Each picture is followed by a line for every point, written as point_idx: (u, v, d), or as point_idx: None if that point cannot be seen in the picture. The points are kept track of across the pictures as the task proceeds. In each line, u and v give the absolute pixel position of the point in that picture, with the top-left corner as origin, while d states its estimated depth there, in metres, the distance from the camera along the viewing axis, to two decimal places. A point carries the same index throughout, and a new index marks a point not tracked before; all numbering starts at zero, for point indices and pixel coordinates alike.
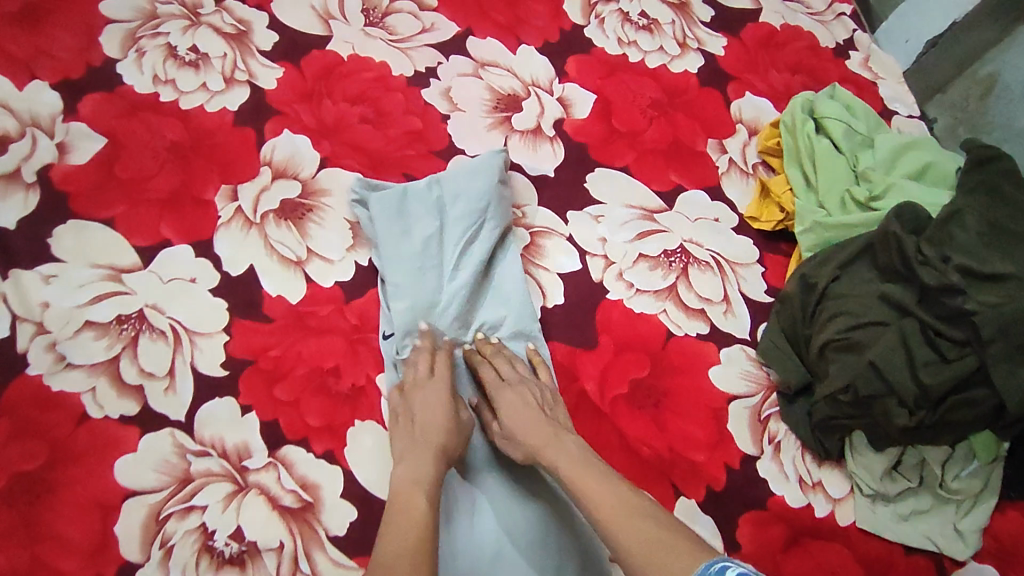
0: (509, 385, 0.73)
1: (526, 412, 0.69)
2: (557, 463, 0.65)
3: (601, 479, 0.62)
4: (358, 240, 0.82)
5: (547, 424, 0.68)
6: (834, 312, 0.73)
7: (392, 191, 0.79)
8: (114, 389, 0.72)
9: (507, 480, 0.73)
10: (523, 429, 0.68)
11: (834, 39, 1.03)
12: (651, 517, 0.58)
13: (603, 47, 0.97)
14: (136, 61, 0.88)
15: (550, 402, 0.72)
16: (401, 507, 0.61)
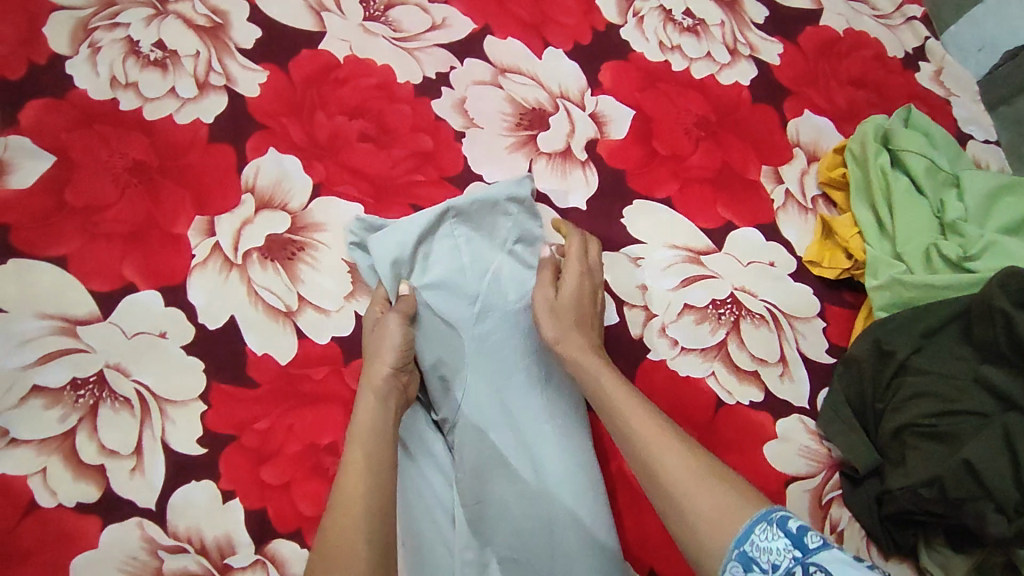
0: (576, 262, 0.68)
1: (584, 300, 0.67)
2: (593, 368, 0.61)
3: (640, 404, 0.56)
4: (356, 285, 0.70)
5: (592, 329, 0.66)
6: (915, 392, 0.64)
7: (392, 231, 0.67)
8: (68, 471, 0.59)
9: (514, 419, 0.65)
10: (572, 312, 0.65)
11: (902, 47, 0.92)
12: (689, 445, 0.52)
13: (642, 52, 0.84)
14: (90, 58, 0.72)
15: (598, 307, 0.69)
16: (350, 448, 0.56)
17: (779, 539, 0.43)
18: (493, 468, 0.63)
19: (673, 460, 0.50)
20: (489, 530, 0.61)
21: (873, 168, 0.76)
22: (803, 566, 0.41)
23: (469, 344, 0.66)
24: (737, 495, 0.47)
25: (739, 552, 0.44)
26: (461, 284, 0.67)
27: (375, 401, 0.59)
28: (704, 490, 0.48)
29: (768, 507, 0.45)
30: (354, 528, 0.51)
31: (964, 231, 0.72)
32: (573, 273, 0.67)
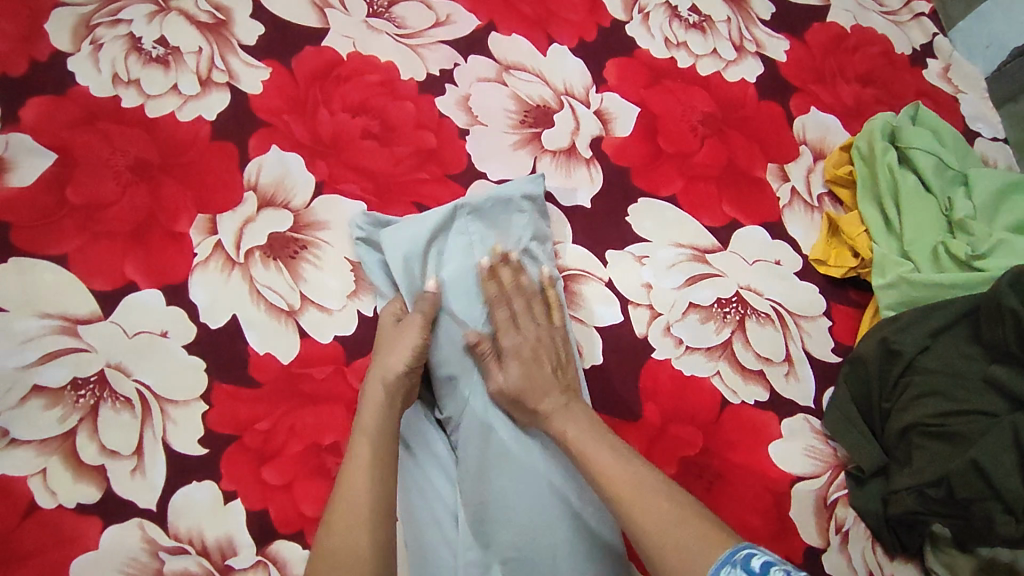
0: (521, 332, 0.64)
1: (533, 364, 0.62)
2: (565, 430, 0.59)
3: (613, 456, 0.56)
4: (360, 283, 0.70)
5: (554, 387, 0.62)
6: (921, 391, 0.63)
7: (404, 227, 0.67)
8: (69, 471, 0.59)
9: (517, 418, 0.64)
10: (528, 388, 0.61)
11: (910, 44, 0.91)
12: (666, 496, 0.53)
13: (648, 49, 0.83)
14: (92, 55, 0.71)
15: (565, 363, 0.65)
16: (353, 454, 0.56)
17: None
18: (495, 467, 0.63)
19: (649, 516, 0.52)
20: (491, 530, 0.61)
21: (879, 166, 0.76)
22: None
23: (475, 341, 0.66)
24: (705, 543, 0.49)
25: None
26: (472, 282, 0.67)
27: (381, 396, 0.59)
28: (675, 545, 0.49)
29: (733, 549, 0.48)
30: (358, 527, 0.51)
31: (972, 230, 0.72)
32: (512, 345, 0.64)
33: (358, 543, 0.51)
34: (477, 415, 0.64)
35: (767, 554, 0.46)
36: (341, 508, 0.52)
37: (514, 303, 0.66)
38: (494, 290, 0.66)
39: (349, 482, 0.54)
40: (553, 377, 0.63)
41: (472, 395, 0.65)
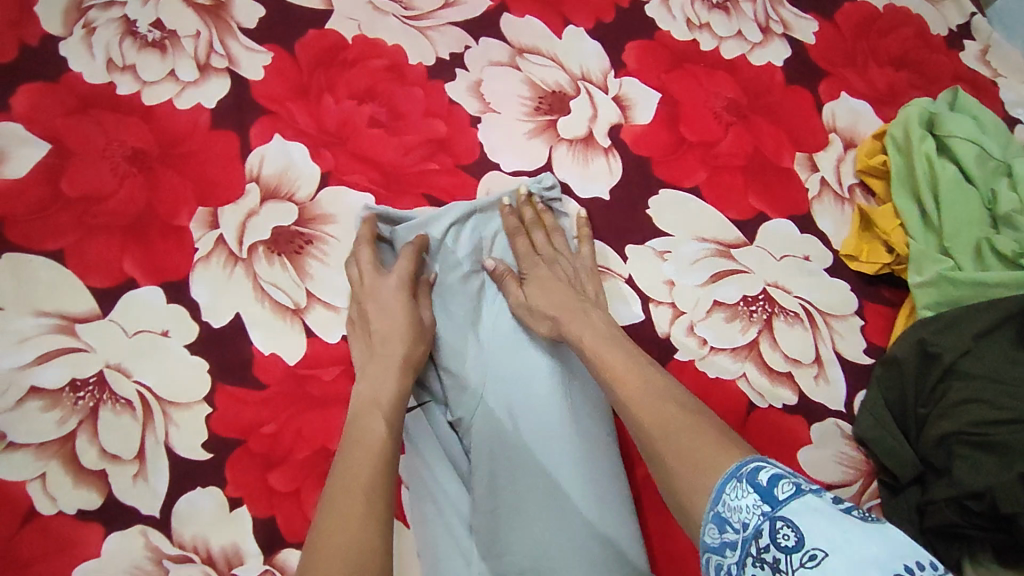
0: (544, 259, 0.66)
1: (554, 283, 0.64)
2: (581, 334, 0.59)
3: (627, 358, 0.55)
4: (359, 242, 0.65)
5: (575, 297, 0.62)
6: (963, 398, 0.60)
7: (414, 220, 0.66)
8: (68, 477, 0.56)
9: (536, 391, 0.62)
10: (548, 301, 0.62)
11: (946, 24, 0.86)
12: (676, 403, 0.50)
13: (669, 31, 0.79)
14: (85, 39, 0.68)
15: (586, 279, 0.66)
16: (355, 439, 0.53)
17: (748, 495, 0.40)
18: (509, 469, 0.60)
19: (657, 419, 0.49)
20: (511, 538, 0.58)
21: (917, 156, 0.72)
22: (772, 522, 0.38)
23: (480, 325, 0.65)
24: (712, 448, 0.45)
25: (713, 513, 0.41)
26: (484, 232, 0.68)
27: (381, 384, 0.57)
28: (678, 447, 0.46)
29: (741, 461, 0.43)
30: (355, 504, 0.48)
31: (1018, 225, 0.68)
32: (533, 269, 0.65)
33: (350, 522, 0.47)
34: (491, 400, 0.62)
35: (776, 466, 0.41)
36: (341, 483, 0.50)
37: (534, 236, 0.67)
38: (514, 223, 0.67)
39: (352, 456, 0.52)
40: (571, 298, 0.62)
41: (484, 398, 0.61)
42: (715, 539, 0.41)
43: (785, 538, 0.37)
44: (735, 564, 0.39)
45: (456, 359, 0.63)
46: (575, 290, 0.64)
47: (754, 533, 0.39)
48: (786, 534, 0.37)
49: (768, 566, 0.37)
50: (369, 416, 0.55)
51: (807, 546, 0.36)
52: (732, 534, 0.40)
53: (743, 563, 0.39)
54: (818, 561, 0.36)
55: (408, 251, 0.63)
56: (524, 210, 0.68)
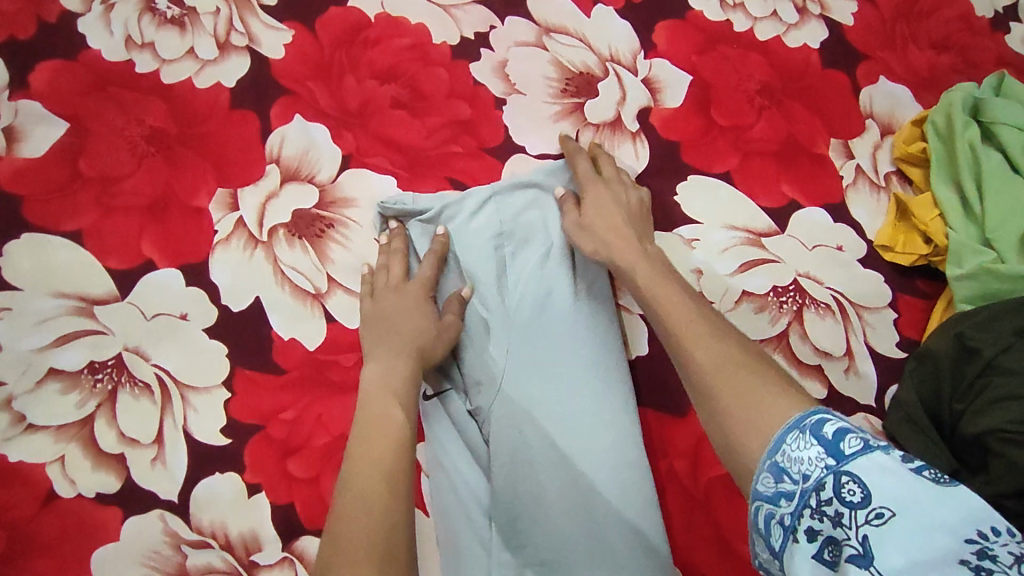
0: (603, 180, 0.65)
1: (614, 212, 0.62)
2: (635, 265, 0.58)
3: (683, 292, 0.54)
4: (391, 255, 0.64)
5: (630, 230, 0.61)
6: (1001, 394, 0.57)
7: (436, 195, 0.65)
8: (88, 460, 0.56)
9: (567, 377, 0.60)
10: (605, 225, 0.61)
11: (992, 5, 0.82)
12: (735, 344, 0.49)
13: (701, 11, 0.76)
14: (103, 16, 0.66)
15: (641, 215, 0.64)
16: (372, 421, 0.52)
17: (812, 447, 0.39)
18: (534, 464, 0.57)
19: (712, 353, 0.48)
20: (535, 534, 0.56)
21: (959, 143, 0.69)
22: (836, 476, 0.37)
23: (506, 300, 0.63)
24: (772, 393, 0.44)
25: (771, 463, 0.40)
26: (509, 204, 0.65)
27: (390, 360, 0.56)
28: (733, 383, 0.45)
29: (804, 413, 0.41)
30: (376, 488, 0.47)
31: None
32: (593, 191, 0.64)
33: (372, 510, 0.45)
34: (511, 392, 0.59)
35: (843, 419, 0.40)
36: (357, 467, 0.48)
37: (601, 167, 0.67)
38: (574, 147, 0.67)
39: (371, 437, 0.50)
40: (629, 228, 0.61)
41: (506, 387, 0.60)
42: (769, 488, 0.40)
43: (850, 494, 0.36)
44: (791, 515, 0.38)
45: (478, 344, 0.62)
46: (640, 223, 0.63)
47: (815, 485, 0.38)
48: (851, 490, 0.36)
49: (827, 519, 0.37)
50: (383, 396, 0.53)
51: (874, 503, 0.35)
52: (789, 485, 0.39)
53: (800, 514, 0.38)
54: (885, 520, 0.35)
55: (431, 256, 0.63)
56: (592, 151, 0.68)
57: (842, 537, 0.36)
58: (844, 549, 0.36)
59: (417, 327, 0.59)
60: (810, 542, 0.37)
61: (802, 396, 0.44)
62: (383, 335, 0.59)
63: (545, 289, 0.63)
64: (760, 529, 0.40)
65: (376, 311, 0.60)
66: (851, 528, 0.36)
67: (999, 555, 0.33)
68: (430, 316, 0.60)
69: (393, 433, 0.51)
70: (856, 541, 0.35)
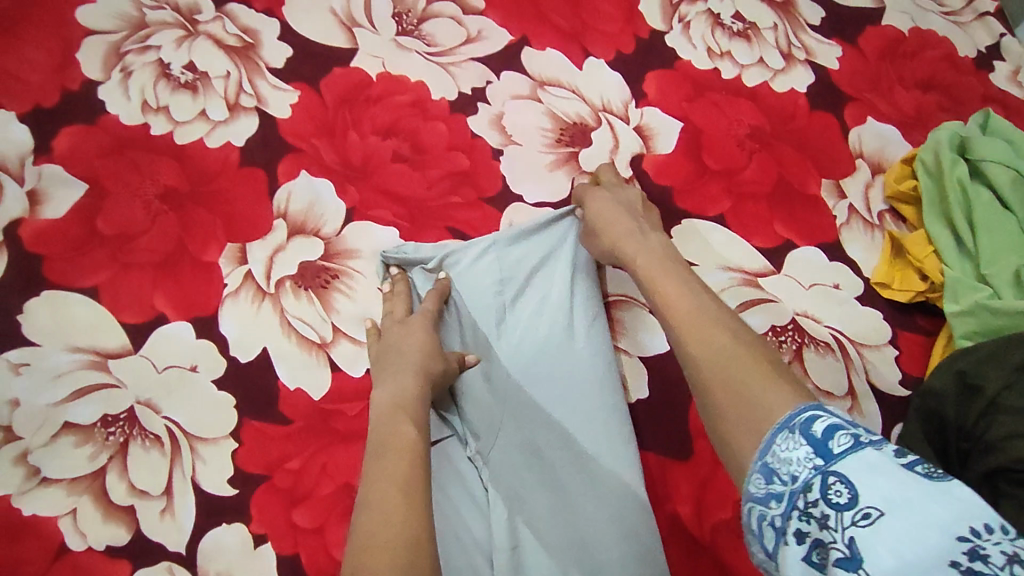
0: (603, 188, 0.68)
1: (616, 209, 0.64)
2: (635, 257, 0.59)
3: (682, 281, 0.55)
4: (396, 297, 0.66)
5: (631, 221, 0.62)
6: (1008, 433, 0.56)
7: (446, 243, 0.68)
8: (98, 513, 0.57)
9: (570, 420, 0.61)
10: (604, 221, 0.64)
11: (974, 45, 0.84)
12: (729, 330, 0.49)
13: (689, 59, 0.79)
14: (122, 83, 0.70)
15: (646, 213, 0.66)
16: (384, 436, 0.54)
17: (800, 447, 0.39)
18: (536, 509, 0.58)
19: (706, 345, 0.48)
20: None
21: (949, 180, 0.70)
22: (824, 476, 0.36)
23: (511, 337, 0.64)
24: (767, 388, 0.44)
25: (761, 464, 0.40)
26: (511, 249, 0.67)
27: (397, 381, 0.58)
28: (727, 378, 0.45)
29: (795, 411, 0.41)
30: (392, 505, 0.48)
31: None
32: (595, 200, 0.66)
33: (390, 527, 0.46)
34: (510, 441, 0.61)
35: (835, 416, 0.39)
36: (375, 484, 0.49)
37: (604, 180, 0.69)
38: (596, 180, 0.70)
39: (384, 456, 0.52)
40: (632, 222, 0.62)
41: (506, 431, 0.61)
42: (760, 489, 0.40)
43: (837, 495, 0.35)
44: (781, 516, 0.38)
45: (477, 391, 0.62)
46: (642, 217, 0.64)
47: (803, 486, 0.37)
48: (838, 491, 0.36)
49: (815, 521, 0.36)
50: (394, 416, 0.55)
51: (860, 503, 0.35)
52: (779, 487, 0.39)
53: (789, 515, 0.37)
54: (872, 520, 0.34)
55: (433, 293, 0.65)
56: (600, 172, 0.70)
57: (829, 539, 0.35)
58: (831, 552, 0.35)
59: (422, 353, 0.60)
60: (800, 545, 0.37)
61: (799, 392, 0.43)
62: (389, 363, 0.60)
63: (549, 327, 0.64)
64: (755, 531, 0.40)
65: (382, 350, 0.62)
66: (837, 531, 0.35)
67: (991, 555, 0.32)
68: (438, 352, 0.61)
69: (405, 447, 0.53)
70: (842, 543, 0.34)
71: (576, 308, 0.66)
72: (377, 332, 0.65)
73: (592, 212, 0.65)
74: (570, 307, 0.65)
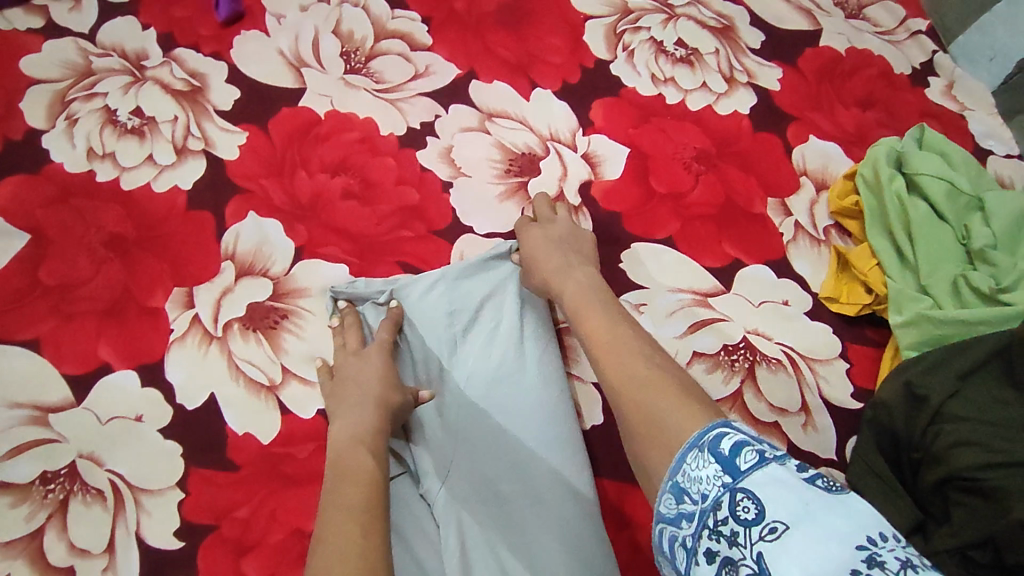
0: (538, 223, 0.69)
1: (547, 242, 0.66)
2: (563, 287, 0.61)
3: (606, 311, 0.56)
4: (347, 331, 0.65)
5: (561, 252, 0.64)
6: (955, 441, 0.57)
7: (401, 279, 0.68)
8: (37, 575, 0.55)
9: (524, 451, 0.60)
10: (537, 254, 0.65)
11: (909, 63, 0.87)
12: (644, 358, 0.50)
13: (634, 87, 0.81)
14: (66, 131, 0.70)
15: (580, 241, 0.67)
16: (343, 468, 0.54)
17: (709, 466, 0.40)
18: (489, 545, 0.57)
19: (623, 375, 0.49)
20: None
21: (888, 194, 0.72)
22: (732, 494, 0.38)
23: (463, 368, 0.64)
24: (676, 409, 0.45)
25: (673, 483, 0.41)
26: (463, 281, 0.68)
27: (352, 416, 0.58)
28: (642, 403, 0.47)
29: (703, 430, 0.43)
30: (349, 533, 0.48)
31: (994, 260, 0.68)
32: (529, 235, 0.67)
33: (349, 556, 0.46)
34: (462, 475, 0.60)
35: (741, 433, 0.41)
36: (333, 516, 0.50)
37: (539, 212, 0.70)
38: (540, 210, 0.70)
39: (343, 489, 0.52)
40: (562, 253, 0.64)
41: (458, 465, 0.60)
42: (671, 510, 0.41)
43: (745, 511, 0.37)
44: (691, 536, 0.39)
45: (429, 426, 0.62)
46: (571, 246, 0.66)
47: (713, 504, 0.38)
48: (746, 507, 0.37)
49: (723, 539, 0.37)
50: (354, 449, 0.55)
51: (766, 518, 0.36)
52: (690, 506, 0.40)
53: (699, 535, 0.39)
54: (778, 534, 0.35)
55: (386, 323, 0.65)
56: (538, 204, 0.70)
57: (738, 557, 0.36)
58: (740, 569, 0.36)
59: (378, 386, 0.60)
60: (710, 564, 0.37)
61: (707, 411, 0.45)
62: (343, 398, 0.60)
63: (500, 356, 0.64)
64: (667, 551, 0.41)
65: (334, 389, 0.62)
66: (746, 547, 0.36)
67: (887, 561, 0.33)
68: (395, 383, 0.61)
69: (365, 479, 0.53)
70: (751, 559, 0.35)
71: (527, 338, 0.66)
72: (329, 369, 0.65)
73: (527, 244, 0.66)
74: (520, 337, 0.65)
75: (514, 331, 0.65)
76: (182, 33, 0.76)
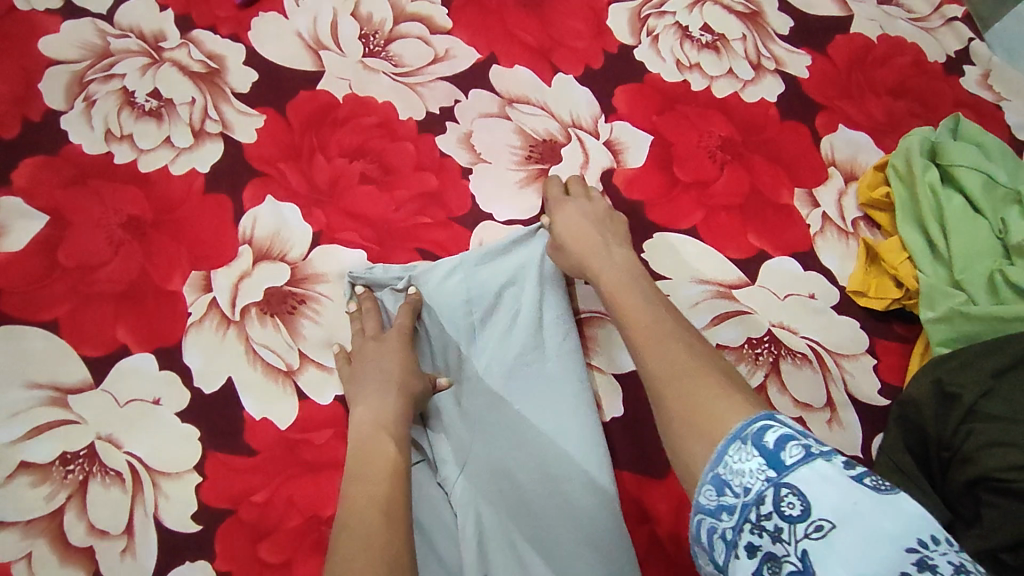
0: (571, 198, 0.67)
1: (581, 223, 0.64)
2: (601, 271, 0.60)
3: (646, 299, 0.55)
4: (365, 316, 0.65)
5: (598, 236, 0.63)
6: (989, 441, 0.55)
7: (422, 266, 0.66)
8: (56, 555, 0.55)
9: (546, 440, 0.59)
10: (572, 234, 0.63)
11: (944, 50, 0.84)
12: (685, 345, 0.49)
13: (659, 73, 0.79)
14: (84, 112, 0.70)
15: (610, 221, 0.66)
16: (367, 454, 0.53)
17: (754, 459, 0.39)
18: (507, 533, 0.57)
19: (662, 361, 0.48)
20: None
21: (921, 186, 0.70)
22: (776, 488, 0.37)
23: (490, 355, 0.63)
24: (720, 397, 0.44)
25: (713, 475, 0.40)
26: (488, 266, 0.66)
27: (375, 401, 0.57)
28: (682, 391, 0.45)
29: (748, 421, 0.41)
30: (372, 518, 0.48)
31: None
32: (562, 213, 0.65)
33: (373, 542, 0.46)
34: (480, 464, 0.59)
35: (787, 427, 0.40)
36: (354, 503, 0.49)
37: (571, 190, 0.69)
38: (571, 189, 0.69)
39: (363, 476, 0.51)
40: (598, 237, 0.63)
41: (478, 453, 0.60)
42: (710, 501, 0.40)
43: (790, 507, 0.36)
44: (731, 529, 0.38)
45: (447, 413, 0.61)
46: (607, 227, 0.65)
47: (756, 498, 0.38)
48: (791, 503, 0.36)
49: (767, 535, 0.37)
50: (377, 436, 0.55)
51: (813, 516, 0.35)
52: (731, 499, 0.39)
53: (740, 528, 0.38)
54: (825, 533, 0.35)
55: (406, 309, 0.64)
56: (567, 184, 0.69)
57: (781, 553, 0.36)
58: (784, 565, 0.36)
59: (400, 372, 0.60)
60: (750, 558, 0.37)
61: (749, 401, 0.44)
62: (366, 380, 0.59)
63: (523, 343, 0.63)
64: (703, 542, 0.40)
65: (355, 373, 0.61)
66: (790, 543, 0.36)
67: (939, 565, 0.33)
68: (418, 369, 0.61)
69: (388, 467, 0.52)
70: (796, 556, 0.35)
71: (551, 325, 0.64)
72: (348, 356, 0.64)
73: (558, 224, 0.65)
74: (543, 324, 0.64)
75: (537, 317, 0.64)
76: (200, 14, 0.76)
